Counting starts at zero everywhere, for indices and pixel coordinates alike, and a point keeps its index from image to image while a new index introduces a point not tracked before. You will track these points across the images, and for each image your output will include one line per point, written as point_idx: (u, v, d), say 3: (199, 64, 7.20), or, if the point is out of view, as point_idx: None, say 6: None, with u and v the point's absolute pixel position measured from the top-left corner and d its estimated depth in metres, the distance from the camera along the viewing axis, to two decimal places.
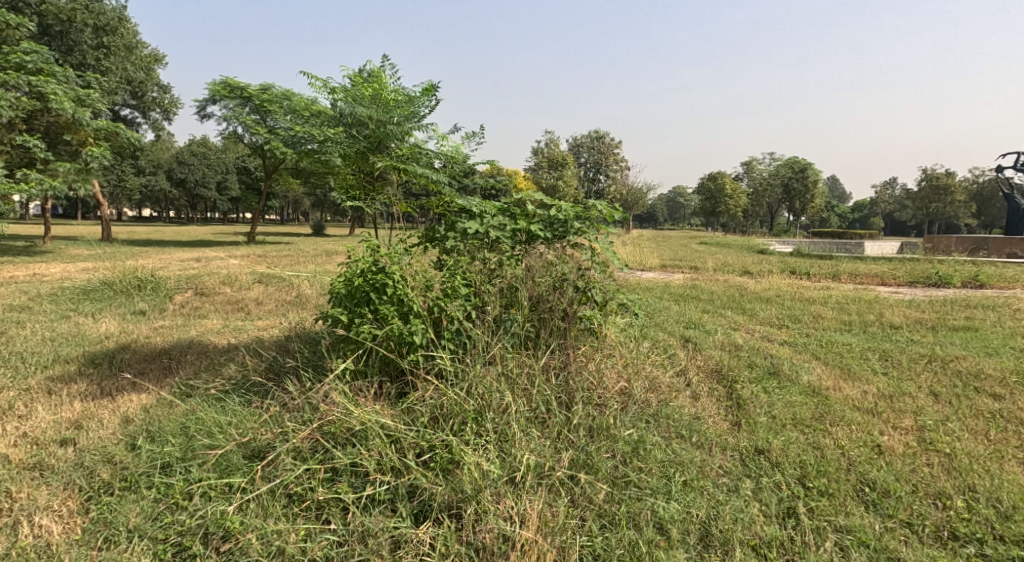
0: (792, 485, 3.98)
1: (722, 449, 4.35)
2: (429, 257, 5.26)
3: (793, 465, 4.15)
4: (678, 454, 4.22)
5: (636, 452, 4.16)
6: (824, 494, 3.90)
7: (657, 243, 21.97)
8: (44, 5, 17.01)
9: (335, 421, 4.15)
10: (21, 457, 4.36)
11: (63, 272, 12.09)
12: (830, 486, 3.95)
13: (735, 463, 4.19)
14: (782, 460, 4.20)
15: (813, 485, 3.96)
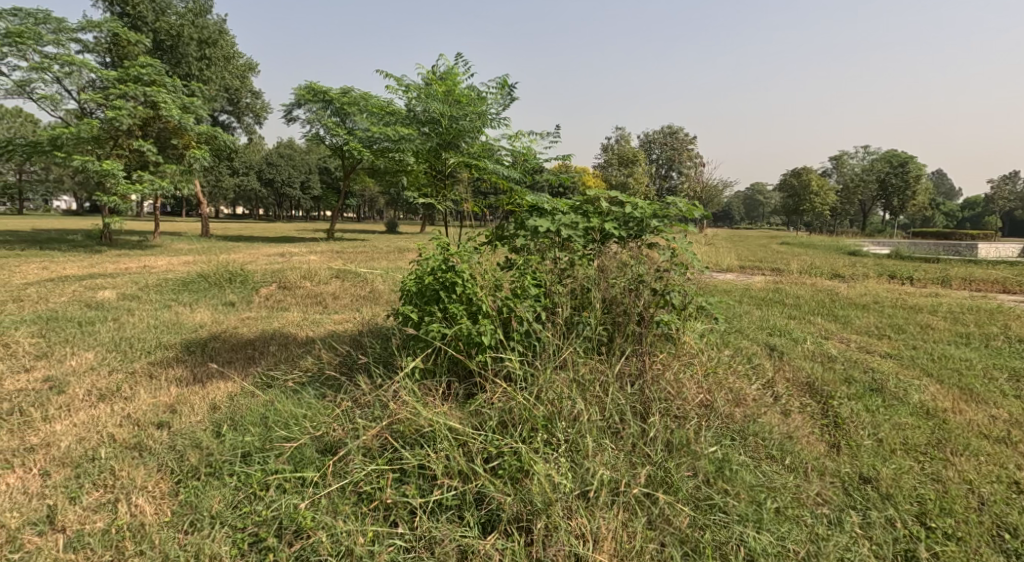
0: (909, 524, 3.65)
1: (820, 474, 4.02)
2: (499, 254, 5.21)
3: (909, 500, 3.80)
4: (769, 477, 3.93)
5: (721, 472, 3.91)
6: (951, 538, 3.56)
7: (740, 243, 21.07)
8: (158, 22, 18.48)
9: (404, 421, 4.14)
10: (122, 436, 4.59)
11: (167, 265, 12.90)
12: (958, 529, 3.60)
13: (836, 491, 3.87)
14: (894, 492, 3.85)
15: (936, 526, 3.62)
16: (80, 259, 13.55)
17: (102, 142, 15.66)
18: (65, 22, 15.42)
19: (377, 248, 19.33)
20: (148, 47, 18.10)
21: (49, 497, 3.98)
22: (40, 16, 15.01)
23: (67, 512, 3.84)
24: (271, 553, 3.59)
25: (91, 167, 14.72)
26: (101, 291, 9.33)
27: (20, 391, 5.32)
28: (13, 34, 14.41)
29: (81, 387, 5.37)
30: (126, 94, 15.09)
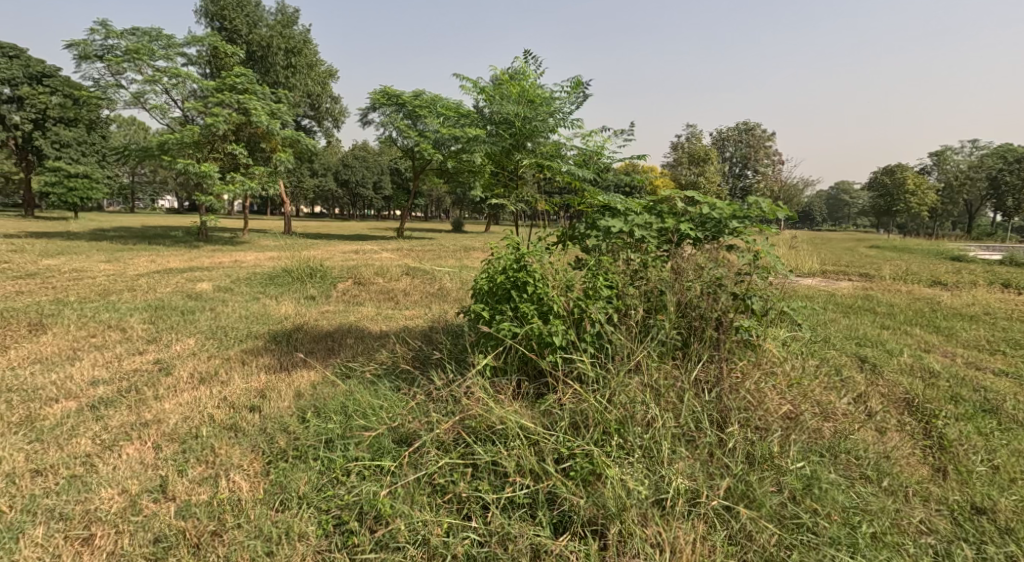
0: None
1: (925, 500, 3.72)
2: (570, 254, 5.16)
3: None
4: (864, 499, 3.67)
5: (809, 489, 3.69)
6: None
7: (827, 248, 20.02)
8: (251, 35, 19.62)
9: (476, 417, 4.17)
10: (220, 417, 4.82)
11: (254, 260, 13.57)
12: None
13: (944, 521, 3.58)
14: (1014, 527, 3.52)
15: None
16: (180, 253, 14.47)
17: (201, 146, 16.64)
18: (174, 37, 16.50)
19: (442, 247, 18.85)
20: (242, 58, 19.17)
21: (161, 468, 4.21)
22: (152, 34, 16.14)
23: (177, 483, 4.05)
24: (352, 536, 3.67)
25: (191, 170, 15.68)
26: (200, 283, 9.89)
27: (135, 370, 5.70)
28: (131, 50, 15.58)
29: (185, 370, 5.70)
30: (223, 102, 16.04)
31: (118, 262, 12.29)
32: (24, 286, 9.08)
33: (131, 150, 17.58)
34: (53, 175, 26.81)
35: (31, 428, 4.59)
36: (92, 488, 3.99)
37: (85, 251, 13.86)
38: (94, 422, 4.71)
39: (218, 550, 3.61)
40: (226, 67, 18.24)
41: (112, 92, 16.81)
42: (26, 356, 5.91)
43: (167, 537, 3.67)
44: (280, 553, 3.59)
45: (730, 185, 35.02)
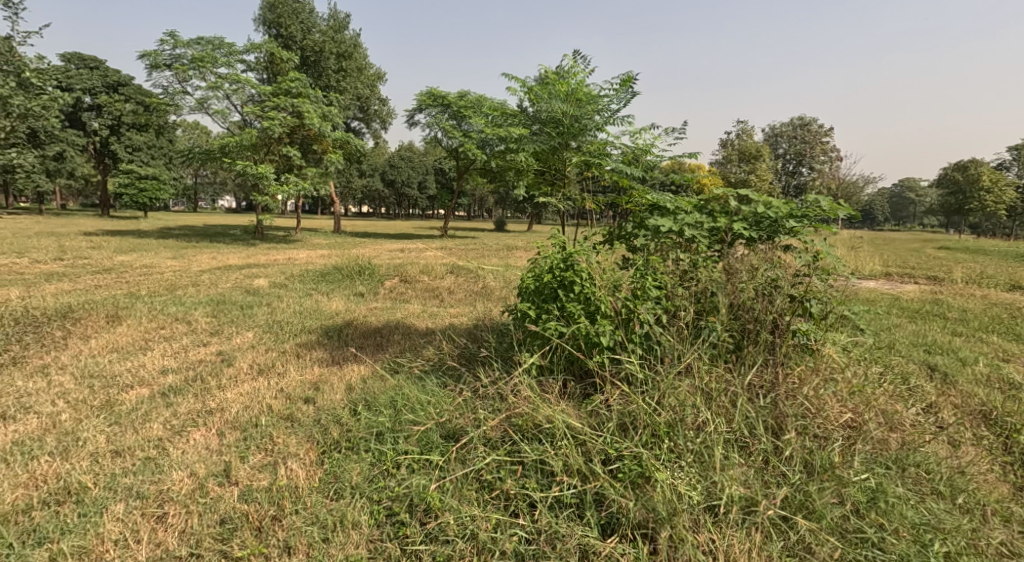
0: None
1: (1004, 520, 3.51)
2: (617, 254, 5.12)
3: None
4: (937, 516, 3.47)
5: (875, 503, 3.52)
6: None
7: (892, 249, 19.08)
8: (305, 41, 20.19)
9: (523, 415, 4.18)
10: (277, 407, 4.94)
11: (306, 257, 13.92)
12: None
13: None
14: None
15: None
16: (239, 251, 14.98)
17: (258, 149, 17.09)
18: (234, 45, 17.06)
19: (486, 247, 18.41)
20: (296, 63, 19.73)
21: (225, 454, 4.33)
22: (215, 42, 16.70)
23: (239, 469, 4.15)
24: (403, 527, 3.71)
25: (250, 171, 16.20)
26: (257, 279, 10.20)
27: (199, 361, 5.91)
28: (195, 60, 16.20)
29: (246, 361, 5.87)
30: (278, 105, 16.54)
31: (183, 258, 12.82)
32: (98, 280, 9.54)
33: (194, 153, 18.27)
34: (127, 177, 28.60)
35: (109, 412, 4.79)
36: (164, 470, 4.12)
37: (152, 247, 14.51)
38: (165, 408, 4.89)
39: (277, 535, 3.68)
40: (281, 72, 18.81)
41: (179, 98, 17.55)
42: (103, 346, 6.19)
43: (232, 519, 3.76)
44: (335, 541, 3.64)
45: (784, 183, 33.98)
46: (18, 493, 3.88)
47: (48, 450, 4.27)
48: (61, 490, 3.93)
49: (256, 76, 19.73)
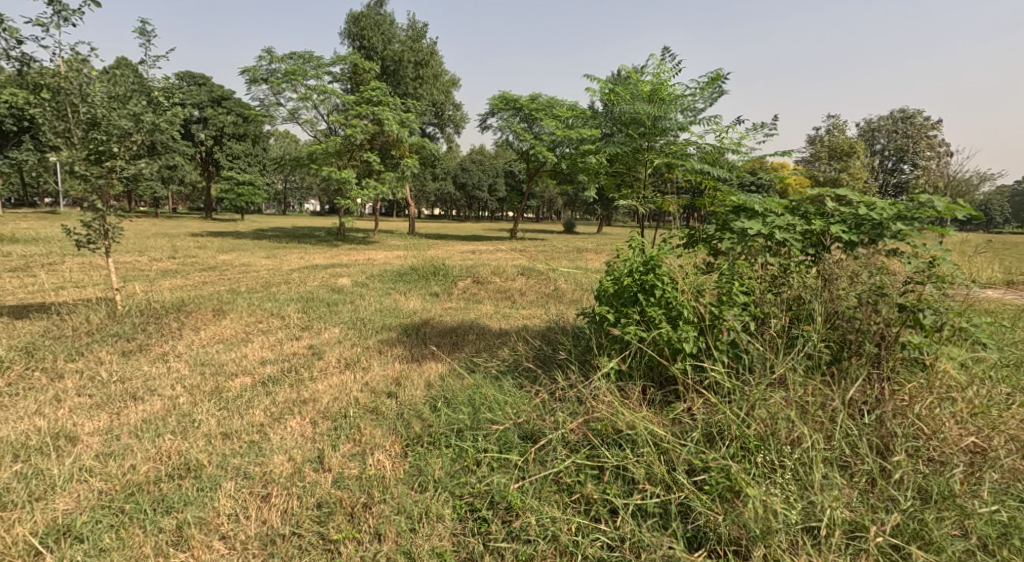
0: None
1: None
2: (699, 257, 5.01)
3: None
4: None
5: (1004, 538, 3.30)
6: None
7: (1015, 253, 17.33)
8: (386, 51, 20.95)
9: (602, 419, 4.23)
10: (363, 400, 5.10)
11: (384, 258, 14.33)
12: None
13: None
14: None
15: None
16: (324, 251, 15.61)
17: (342, 155, 18.05)
18: (323, 58, 17.88)
19: (556, 247, 19.28)
20: (378, 73, 20.48)
21: (318, 442, 4.50)
22: (305, 56, 17.60)
23: (331, 456, 4.30)
24: (484, 524, 3.79)
25: (334, 177, 16.94)
26: (341, 278, 10.59)
27: (293, 353, 6.20)
28: (288, 73, 17.06)
29: (334, 355, 6.10)
30: (361, 114, 17.21)
31: (275, 258, 13.53)
32: (204, 277, 10.23)
33: (285, 159, 19.27)
34: (226, 183, 30.66)
35: (218, 398, 5.08)
36: (266, 453, 4.32)
37: (247, 248, 15.40)
38: (265, 396, 5.15)
39: (368, 521, 3.79)
40: (364, 81, 19.55)
41: (274, 110, 18.53)
42: (210, 337, 6.60)
43: (328, 504, 3.90)
44: (420, 532, 3.73)
45: (883, 181, 31.80)
46: (147, 466, 4.14)
47: (171, 429, 4.57)
48: (182, 465, 4.18)
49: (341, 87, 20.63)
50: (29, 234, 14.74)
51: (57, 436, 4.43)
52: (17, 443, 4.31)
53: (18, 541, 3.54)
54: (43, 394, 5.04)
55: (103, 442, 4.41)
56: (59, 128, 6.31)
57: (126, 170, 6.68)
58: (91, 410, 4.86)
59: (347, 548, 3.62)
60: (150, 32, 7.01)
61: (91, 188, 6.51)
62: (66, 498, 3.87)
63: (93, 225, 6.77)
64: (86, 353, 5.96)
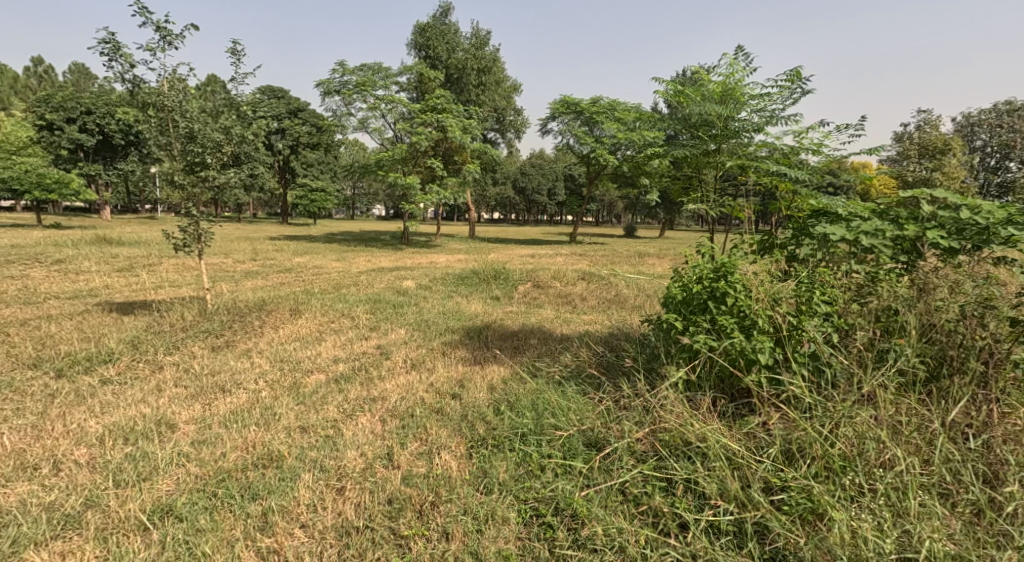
0: None
1: None
2: (775, 263, 4.77)
3: None
4: None
5: None
6: None
7: None
8: (450, 60, 21.28)
9: (670, 430, 4.09)
10: (429, 400, 5.11)
11: (444, 262, 14.46)
12: None
13: None
14: None
15: None
16: (389, 255, 15.93)
17: (407, 162, 18.40)
18: (390, 69, 18.33)
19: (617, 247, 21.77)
20: (442, 81, 20.81)
21: (387, 439, 4.52)
22: (374, 68, 18.10)
23: (400, 453, 4.31)
24: (550, 530, 3.71)
25: (399, 183, 17.28)
26: (406, 281, 10.74)
27: (363, 353, 6.30)
28: (359, 84, 17.52)
29: (401, 356, 6.16)
30: (425, 121, 17.51)
31: (344, 260, 13.91)
32: (281, 278, 10.62)
33: (355, 167, 19.83)
34: (300, 190, 31.95)
35: (295, 393, 5.20)
36: (340, 448, 4.37)
37: (319, 251, 15.91)
38: (338, 393, 5.24)
39: (436, 520, 3.77)
40: (429, 89, 19.89)
41: (346, 120, 19.10)
42: (287, 335, 6.78)
43: (398, 499, 3.91)
44: (487, 533, 3.68)
45: (984, 180, 29.61)
46: (236, 454, 4.27)
47: (255, 420, 4.70)
48: (266, 456, 4.28)
49: (407, 96, 21.07)
50: (129, 237, 15.79)
51: (159, 423, 4.64)
52: (126, 427, 4.54)
53: (129, 517, 3.71)
54: (147, 384, 5.29)
55: (198, 430, 4.58)
56: (161, 141, 6.70)
57: (217, 179, 6.98)
58: (187, 400, 5.06)
59: (418, 545, 3.61)
60: (241, 51, 7.29)
61: (187, 196, 6.88)
62: (168, 480, 4.02)
63: (189, 229, 7.11)
64: (181, 347, 6.24)
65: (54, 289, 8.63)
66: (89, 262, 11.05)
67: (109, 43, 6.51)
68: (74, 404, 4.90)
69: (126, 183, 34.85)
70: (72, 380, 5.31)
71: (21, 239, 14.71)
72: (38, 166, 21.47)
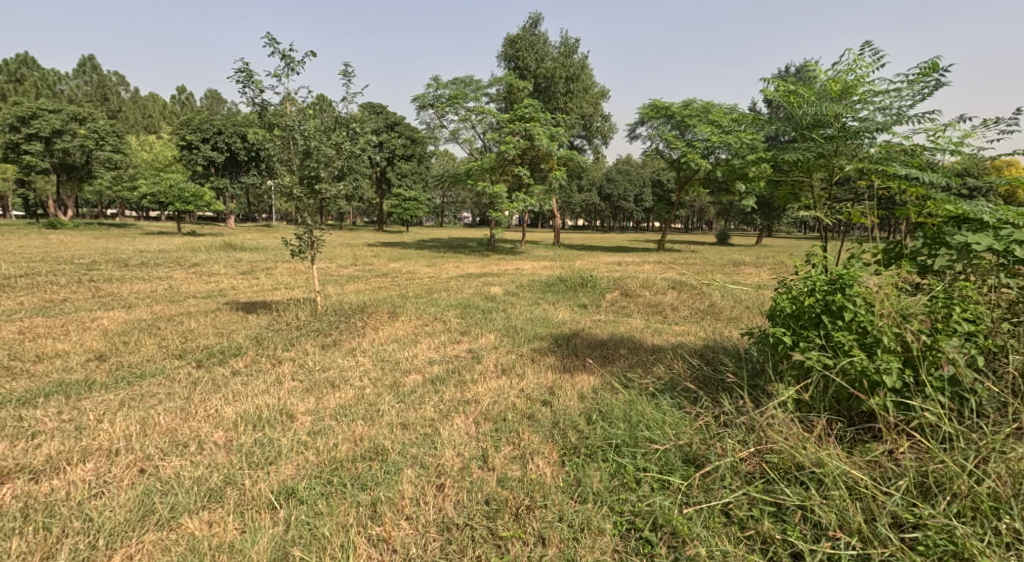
0: None
1: None
2: (903, 276, 4.33)
3: None
4: None
5: None
6: None
7: None
8: (540, 69, 21.36)
9: (780, 452, 3.80)
10: (520, 406, 5.03)
11: (530, 268, 14.42)
12: None
13: None
14: None
15: None
16: (477, 261, 16.12)
17: (495, 171, 18.60)
18: (480, 81, 18.58)
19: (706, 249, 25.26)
20: (530, 91, 20.94)
21: (481, 441, 4.48)
22: (465, 80, 18.41)
23: (494, 456, 4.25)
24: (648, 546, 3.52)
25: (487, 191, 17.47)
26: (493, 287, 10.77)
27: (456, 356, 6.33)
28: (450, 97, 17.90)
29: (492, 361, 6.14)
30: (513, 131, 17.60)
31: (436, 266, 14.20)
32: (378, 282, 10.96)
33: (446, 177, 20.25)
34: (395, 199, 33.08)
35: (396, 392, 5.29)
36: (439, 446, 4.37)
37: (412, 257, 16.38)
38: (434, 393, 5.28)
39: (533, 523, 3.68)
40: (518, 99, 20.03)
41: (438, 132, 19.57)
42: (387, 336, 6.96)
43: (495, 500, 3.84)
44: (584, 542, 3.55)
45: None
46: (346, 445, 4.37)
47: (361, 415, 4.82)
48: (372, 449, 4.34)
49: (497, 106, 21.33)
50: (251, 243, 17.01)
51: (281, 412, 4.85)
52: (254, 415, 4.77)
53: (260, 495, 3.85)
54: (269, 377, 5.56)
55: (314, 421, 4.74)
56: (283, 159, 7.13)
57: (329, 192, 7.30)
58: (303, 393, 5.26)
59: (515, 548, 3.53)
60: (351, 72, 7.62)
61: (302, 206, 7.25)
62: (290, 465, 4.16)
63: (303, 237, 7.51)
64: (295, 344, 6.53)
65: (191, 289, 9.35)
66: (216, 266, 11.95)
67: (243, 71, 6.97)
68: (212, 391, 5.21)
69: (245, 196, 37.71)
70: (209, 370, 5.68)
71: (164, 245, 16.25)
72: (179, 182, 23.61)
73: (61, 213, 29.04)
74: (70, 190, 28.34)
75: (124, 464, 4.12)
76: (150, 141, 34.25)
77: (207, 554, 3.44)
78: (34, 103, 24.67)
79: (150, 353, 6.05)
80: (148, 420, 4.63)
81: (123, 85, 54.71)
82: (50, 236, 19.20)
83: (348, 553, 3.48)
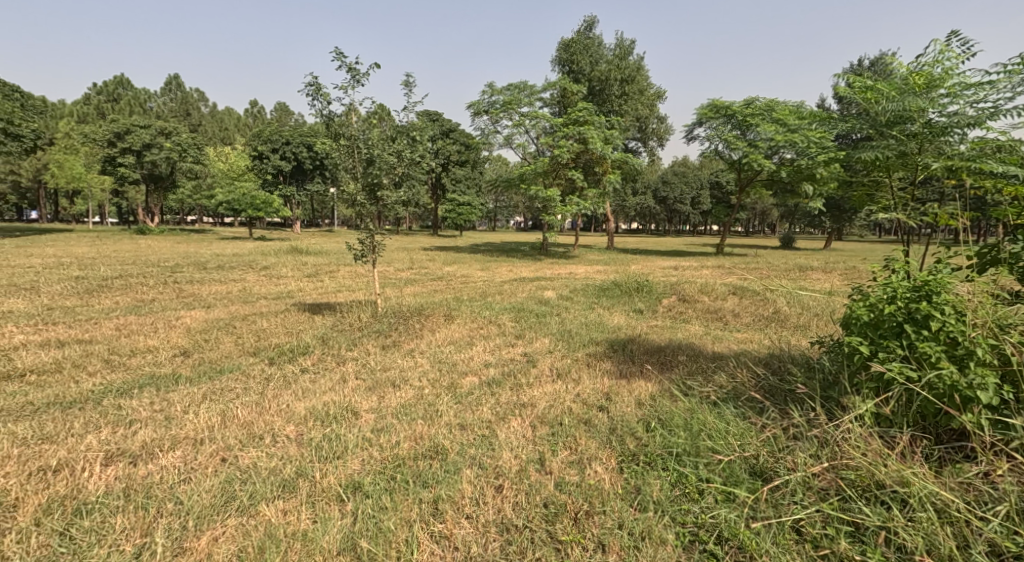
0: None
1: None
2: (998, 283, 4.00)
3: None
4: None
5: None
6: None
7: None
8: (594, 72, 21.15)
9: (858, 468, 3.57)
10: (577, 410, 4.91)
11: (585, 272, 14.25)
12: None
13: None
14: None
15: None
16: (531, 265, 16.05)
17: (548, 175, 18.53)
18: (534, 86, 18.54)
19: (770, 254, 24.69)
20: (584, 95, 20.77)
21: (538, 444, 4.40)
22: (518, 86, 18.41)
23: (551, 460, 4.15)
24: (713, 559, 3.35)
25: (539, 195, 17.38)
26: (547, 291, 10.68)
27: (511, 359, 6.27)
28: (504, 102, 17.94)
29: (547, 365, 6.06)
30: (567, 135, 17.47)
31: (490, 270, 14.23)
32: (434, 285, 11.05)
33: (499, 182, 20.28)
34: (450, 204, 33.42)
35: (454, 393, 5.27)
36: (496, 448, 4.31)
37: (467, 261, 16.48)
38: (491, 396, 5.23)
39: (593, 529, 3.57)
40: (571, 103, 19.87)
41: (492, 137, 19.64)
42: (444, 338, 6.98)
43: (554, 504, 3.75)
44: (645, 552, 3.42)
45: None
46: (408, 444, 4.37)
47: (421, 415, 4.82)
48: (432, 448, 4.33)
49: (551, 110, 21.25)
50: (315, 248, 17.49)
51: (345, 409, 4.91)
52: (321, 411, 4.85)
53: (331, 488, 3.89)
54: (334, 375, 5.66)
55: (376, 419, 4.78)
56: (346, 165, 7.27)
57: (390, 197, 7.41)
58: (366, 391, 5.31)
59: (575, 552, 3.43)
60: (414, 83, 7.71)
61: (364, 210, 7.38)
62: (356, 460, 4.19)
63: (365, 242, 7.66)
64: (358, 344, 6.63)
65: (262, 290, 9.67)
66: (285, 269, 12.36)
67: (312, 85, 7.16)
68: (283, 387, 5.34)
69: (309, 202, 38.98)
70: (281, 367, 5.83)
71: (239, 250, 16.94)
72: (252, 190, 24.51)
73: (148, 220, 30.76)
74: (157, 200, 29.87)
75: (209, 452, 4.24)
76: (225, 152, 35.95)
77: (284, 542, 3.49)
78: (127, 119, 26.35)
79: (229, 350, 6.27)
80: (228, 412, 4.78)
81: (202, 100, 57.63)
82: (138, 241, 20.34)
83: (413, 550, 3.46)
